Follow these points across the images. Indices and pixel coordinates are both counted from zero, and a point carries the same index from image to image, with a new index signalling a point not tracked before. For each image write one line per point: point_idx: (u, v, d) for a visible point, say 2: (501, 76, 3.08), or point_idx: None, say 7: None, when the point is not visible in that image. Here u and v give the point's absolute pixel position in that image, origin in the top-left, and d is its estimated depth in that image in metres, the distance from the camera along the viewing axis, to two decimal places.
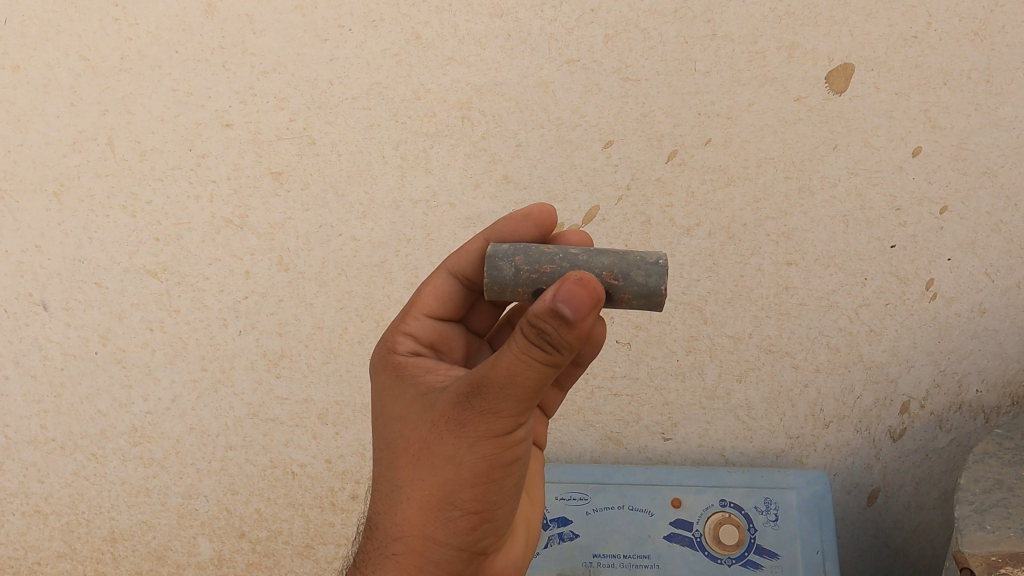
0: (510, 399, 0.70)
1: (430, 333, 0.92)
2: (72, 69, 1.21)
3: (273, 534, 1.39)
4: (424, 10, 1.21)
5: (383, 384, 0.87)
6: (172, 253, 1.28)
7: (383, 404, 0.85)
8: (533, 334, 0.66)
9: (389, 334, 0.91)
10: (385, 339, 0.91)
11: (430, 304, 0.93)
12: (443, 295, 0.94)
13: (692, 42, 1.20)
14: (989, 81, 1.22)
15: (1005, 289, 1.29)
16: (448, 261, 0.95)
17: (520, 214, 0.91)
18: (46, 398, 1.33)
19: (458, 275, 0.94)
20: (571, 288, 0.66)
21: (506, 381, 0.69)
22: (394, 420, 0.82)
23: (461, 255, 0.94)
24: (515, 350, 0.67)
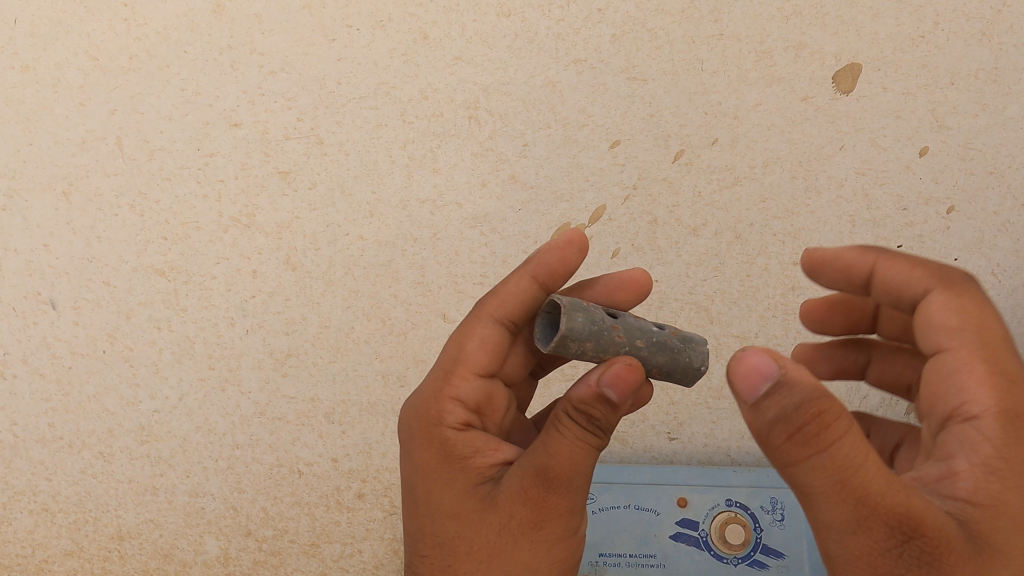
0: (573, 487, 0.76)
1: (478, 395, 0.89)
2: (81, 69, 1.23)
3: (279, 533, 1.37)
4: (432, 11, 1.23)
5: (428, 463, 0.84)
6: (180, 252, 1.28)
7: (432, 490, 0.82)
8: (587, 421, 0.74)
9: (434, 402, 0.87)
10: (428, 407, 0.86)
11: (480, 362, 0.90)
12: (491, 347, 0.91)
13: (697, 41, 1.22)
14: (996, 81, 1.22)
15: (1015, 290, 1.25)
16: (491, 307, 0.92)
17: (563, 241, 0.91)
18: (54, 396, 1.33)
19: (504, 327, 0.92)
20: (619, 373, 0.76)
21: (573, 475, 0.75)
22: (450, 518, 0.80)
23: (506, 301, 0.91)
24: (575, 442, 0.74)
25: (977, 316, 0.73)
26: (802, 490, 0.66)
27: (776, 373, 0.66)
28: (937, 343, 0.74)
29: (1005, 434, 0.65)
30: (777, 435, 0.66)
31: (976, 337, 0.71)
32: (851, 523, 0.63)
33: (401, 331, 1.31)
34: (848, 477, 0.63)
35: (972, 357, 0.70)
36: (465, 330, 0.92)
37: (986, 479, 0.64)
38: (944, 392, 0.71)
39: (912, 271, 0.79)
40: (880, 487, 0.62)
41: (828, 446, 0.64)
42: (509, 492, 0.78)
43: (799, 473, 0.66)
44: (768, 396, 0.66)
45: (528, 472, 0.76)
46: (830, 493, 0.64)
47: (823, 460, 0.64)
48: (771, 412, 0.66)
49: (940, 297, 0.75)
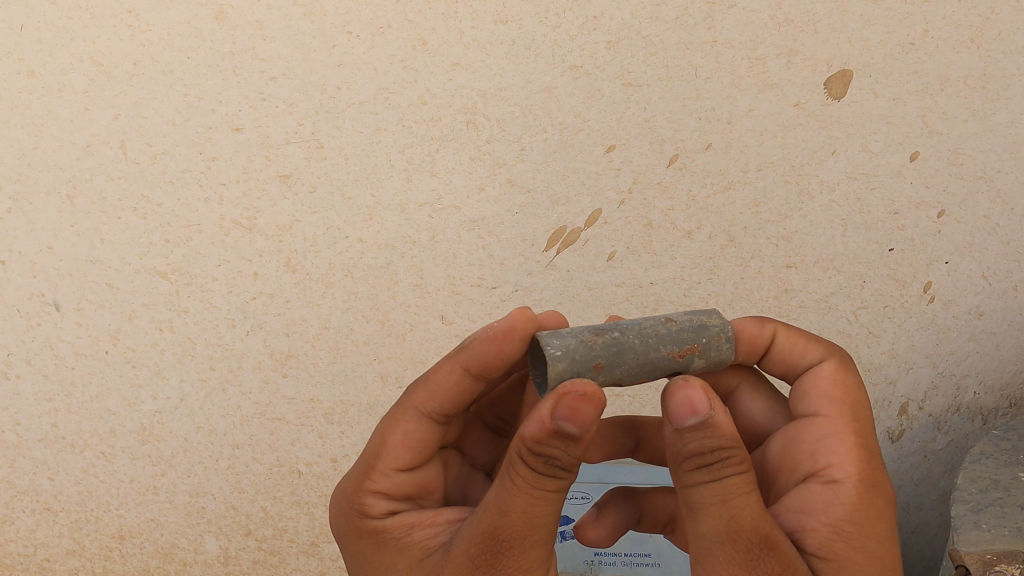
0: (531, 543, 0.68)
1: (406, 488, 0.83)
2: (85, 74, 1.23)
3: (279, 532, 1.43)
4: (430, 17, 1.23)
5: (366, 555, 0.81)
6: (182, 254, 1.30)
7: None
8: (537, 463, 0.67)
9: (354, 497, 0.82)
10: (350, 501, 0.82)
11: (402, 457, 0.83)
12: (417, 441, 0.84)
13: (693, 48, 1.22)
14: (986, 87, 1.24)
15: (1002, 292, 1.35)
16: (416, 397, 0.84)
17: (498, 332, 0.82)
18: (57, 396, 1.35)
19: (427, 412, 0.84)
20: (571, 405, 0.67)
21: (524, 526, 0.68)
22: None
23: (434, 394, 0.84)
24: (525, 491, 0.67)
25: (849, 394, 0.83)
26: (689, 507, 0.70)
27: (706, 411, 0.69)
28: (813, 407, 0.83)
29: (858, 500, 0.75)
30: (689, 461, 0.69)
31: (844, 414, 0.81)
32: (722, 537, 0.68)
33: (400, 332, 1.34)
34: (730, 499, 0.68)
35: (841, 428, 0.80)
36: (389, 420, 0.85)
37: (830, 535, 0.73)
38: (806, 450, 0.81)
39: (811, 352, 0.88)
40: (751, 519, 0.67)
41: (725, 476, 0.68)
42: (455, 560, 0.71)
43: (690, 493, 0.70)
44: (694, 430, 0.69)
45: (476, 533, 0.69)
46: (710, 509, 0.69)
47: (716, 484, 0.68)
48: (691, 445, 0.69)
49: (829, 370, 0.85)
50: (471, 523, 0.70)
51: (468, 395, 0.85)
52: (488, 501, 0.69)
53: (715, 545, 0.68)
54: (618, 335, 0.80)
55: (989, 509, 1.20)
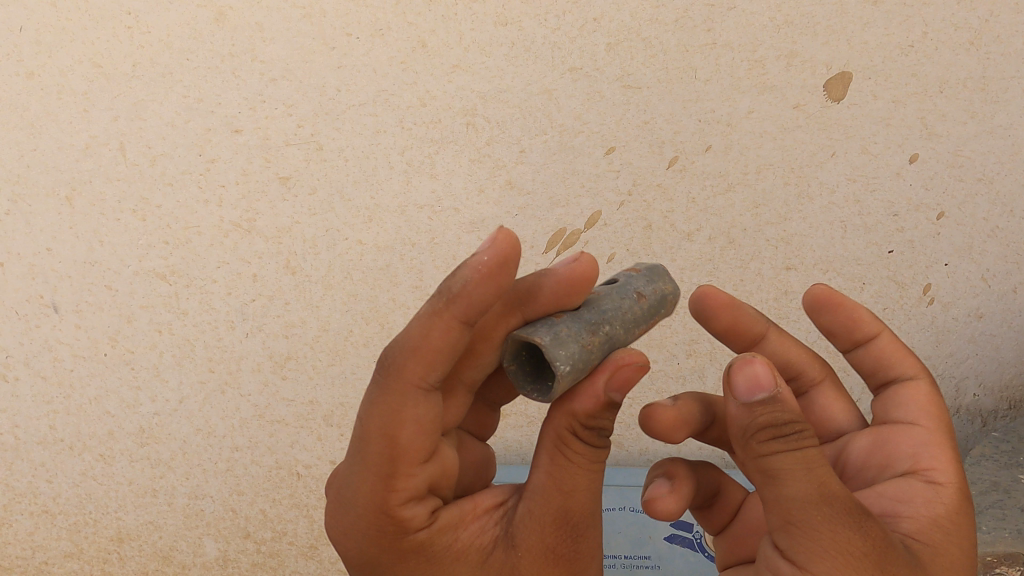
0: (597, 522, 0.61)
1: None
2: (85, 76, 1.23)
3: (278, 535, 1.42)
4: (429, 19, 1.23)
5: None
6: (181, 256, 1.30)
7: None
8: (592, 437, 0.60)
9: (379, 518, 0.58)
10: (373, 523, 0.58)
11: (426, 448, 0.58)
12: (434, 425, 0.58)
13: (692, 50, 1.22)
14: (985, 89, 1.24)
15: (1001, 294, 1.35)
16: (414, 369, 0.57)
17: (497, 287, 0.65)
18: (56, 399, 1.35)
19: None
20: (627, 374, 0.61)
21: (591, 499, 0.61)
22: None
23: None
24: (584, 466, 0.60)
25: (941, 401, 0.69)
26: (761, 472, 0.54)
27: (773, 387, 0.55)
28: (908, 417, 0.67)
29: (962, 502, 0.59)
30: (760, 434, 0.54)
31: (945, 426, 0.66)
32: (808, 504, 0.52)
33: None
34: (822, 468, 0.53)
35: (943, 441, 0.64)
36: (386, 406, 0.57)
37: (928, 524, 0.58)
38: (901, 455, 0.65)
39: (897, 354, 0.72)
40: (844, 487, 0.53)
41: (805, 449, 0.53)
42: (528, 551, 0.60)
43: (763, 462, 0.53)
44: (764, 405, 0.54)
45: (544, 519, 0.60)
46: (796, 475, 0.53)
47: (799, 455, 0.53)
48: (761, 420, 0.54)
49: (924, 387, 0.69)
50: (533, 512, 0.61)
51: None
52: (545, 484, 0.60)
53: (804, 514, 0.52)
54: (609, 330, 0.65)
55: (988, 511, 1.20)
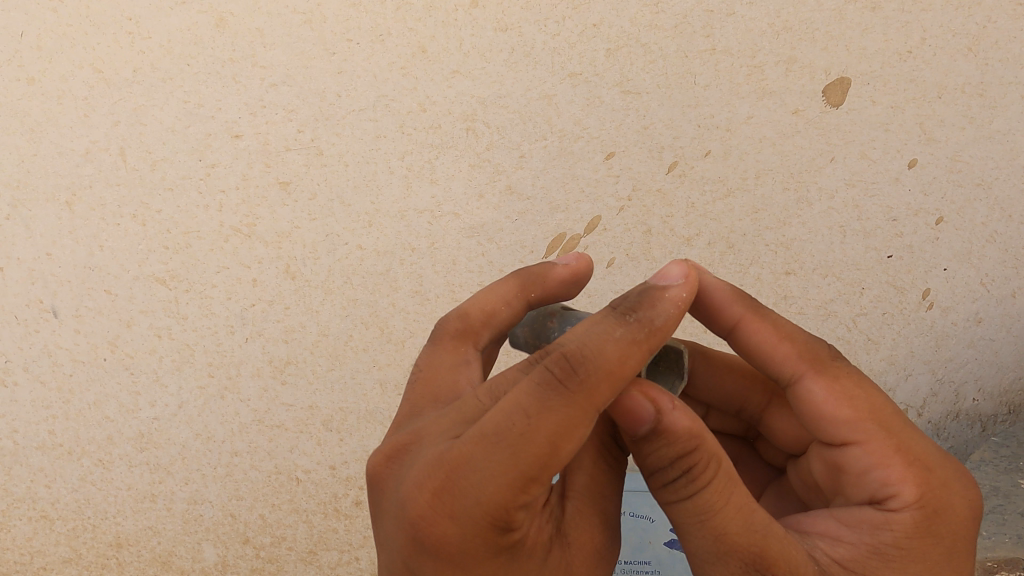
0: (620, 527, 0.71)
1: None
2: (86, 81, 1.24)
3: (277, 540, 1.40)
4: (430, 25, 1.24)
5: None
6: (181, 261, 1.30)
7: None
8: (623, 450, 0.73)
9: (500, 514, 0.55)
10: (491, 519, 0.56)
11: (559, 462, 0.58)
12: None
13: (692, 56, 1.23)
14: (983, 94, 1.25)
15: (1000, 298, 1.35)
16: (602, 391, 0.57)
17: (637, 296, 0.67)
18: (55, 403, 1.35)
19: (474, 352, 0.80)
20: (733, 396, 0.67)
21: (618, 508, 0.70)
22: None
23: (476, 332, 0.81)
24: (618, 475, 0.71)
25: (866, 402, 0.73)
26: (675, 528, 0.65)
27: (652, 417, 0.64)
28: (846, 433, 0.73)
29: (914, 526, 0.67)
30: (654, 478, 0.66)
31: (890, 433, 0.72)
32: (714, 556, 0.62)
33: (400, 339, 1.33)
34: (709, 518, 0.62)
35: (884, 451, 0.71)
36: (563, 414, 0.56)
37: (869, 557, 0.67)
38: (858, 479, 0.72)
39: (776, 346, 0.77)
40: (744, 535, 0.61)
41: (693, 491, 0.63)
42: (581, 551, 0.65)
43: (672, 512, 0.65)
44: (650, 440, 0.65)
45: (592, 519, 0.67)
46: (693, 529, 0.63)
47: (688, 504, 0.63)
48: (652, 457, 0.65)
49: (819, 387, 0.74)
50: (582, 511, 0.67)
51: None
52: (588, 487, 0.69)
53: (710, 564, 0.63)
54: None
55: (989, 516, 1.23)
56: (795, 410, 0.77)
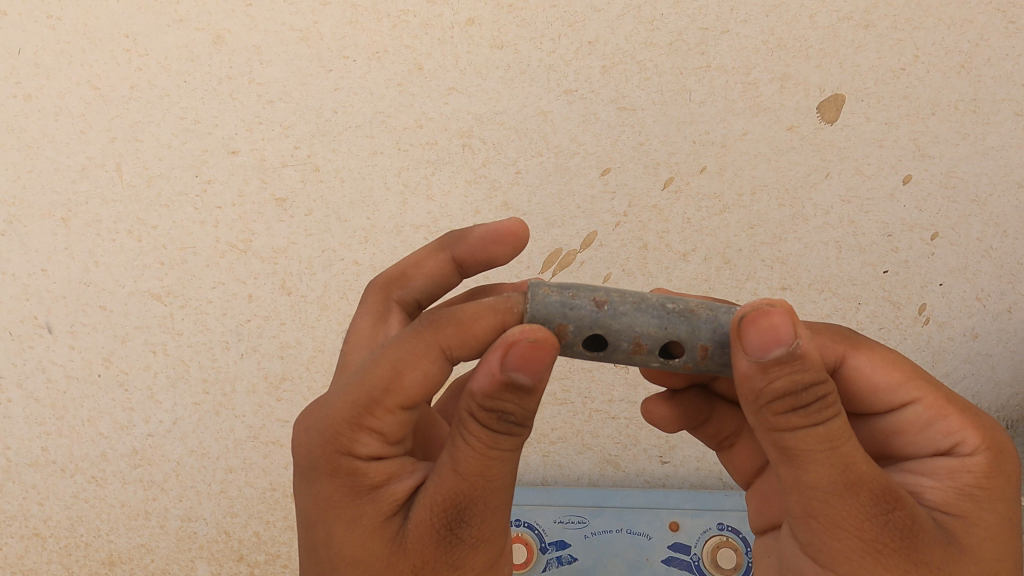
0: (488, 510, 0.70)
1: (403, 429, 0.72)
2: (82, 98, 1.24)
3: (271, 558, 1.40)
4: (426, 42, 1.24)
5: (330, 499, 0.71)
6: (176, 277, 1.30)
7: (328, 528, 0.71)
8: (489, 418, 0.67)
9: (343, 427, 0.70)
10: (336, 432, 0.70)
11: (412, 397, 0.70)
12: (434, 387, 0.71)
13: (687, 73, 1.24)
14: (976, 111, 1.26)
15: (997, 314, 1.34)
16: (446, 336, 0.71)
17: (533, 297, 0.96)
18: (48, 420, 1.34)
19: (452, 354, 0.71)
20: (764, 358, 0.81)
21: (487, 490, 0.69)
22: (353, 568, 0.70)
23: (468, 338, 0.71)
24: (480, 452, 0.67)
25: (905, 363, 0.80)
26: (789, 453, 0.68)
27: (791, 339, 0.66)
28: (901, 396, 0.79)
29: (987, 467, 0.73)
30: (781, 401, 0.67)
31: (931, 387, 0.79)
32: (841, 488, 0.66)
33: None
34: (839, 445, 0.66)
35: (939, 403, 0.78)
36: (409, 350, 0.70)
37: (958, 497, 0.72)
38: (920, 434, 0.78)
39: (809, 338, 0.82)
40: (870, 469, 0.66)
41: (826, 418, 0.66)
42: (416, 522, 0.69)
43: (789, 438, 0.67)
44: (783, 362, 0.66)
45: (439, 500, 0.68)
46: (817, 457, 0.66)
47: (821, 427, 0.66)
48: (778, 381, 0.66)
49: (864, 360, 0.81)
50: (433, 488, 0.69)
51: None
52: (446, 464, 0.69)
53: (836, 498, 0.66)
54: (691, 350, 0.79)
55: None
56: (849, 391, 0.82)
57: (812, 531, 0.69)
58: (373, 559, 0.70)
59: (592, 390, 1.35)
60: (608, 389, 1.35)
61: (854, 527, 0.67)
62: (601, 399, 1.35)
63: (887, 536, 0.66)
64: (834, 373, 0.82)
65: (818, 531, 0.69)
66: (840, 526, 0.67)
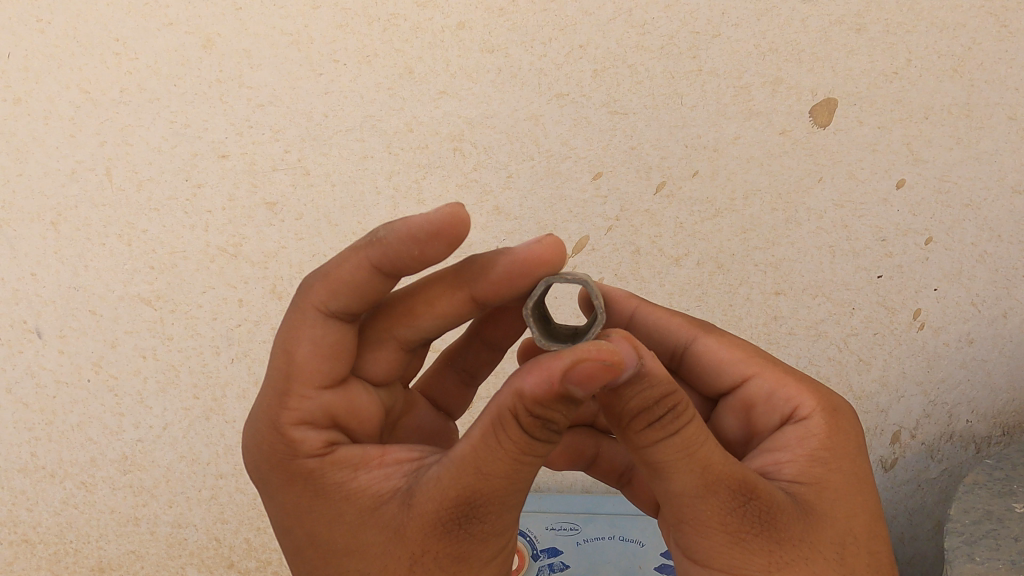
0: (506, 509, 0.62)
1: (331, 411, 0.71)
2: (72, 102, 1.24)
3: (262, 564, 1.41)
4: (417, 46, 1.23)
5: (299, 505, 0.66)
6: (167, 281, 1.29)
7: (310, 524, 0.66)
8: (535, 422, 0.60)
9: (273, 435, 0.68)
10: (271, 443, 0.68)
11: (321, 372, 0.70)
12: (330, 348, 0.71)
13: (679, 77, 1.23)
14: (969, 116, 1.25)
15: (991, 319, 1.33)
16: (315, 295, 0.70)
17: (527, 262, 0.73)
18: (37, 425, 1.33)
19: (330, 311, 0.70)
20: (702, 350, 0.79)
21: (509, 489, 0.62)
22: (348, 555, 0.64)
23: (337, 290, 0.70)
24: (510, 456, 0.61)
25: (745, 346, 0.84)
26: (652, 466, 0.63)
27: (636, 364, 0.61)
28: (740, 373, 0.82)
29: (827, 427, 0.73)
30: (637, 421, 0.63)
31: (760, 362, 0.81)
32: (698, 492, 0.62)
33: None
34: (697, 450, 0.62)
35: (775, 373, 0.80)
36: (289, 329, 0.70)
37: (809, 463, 0.69)
38: (765, 408, 0.78)
39: (670, 320, 0.86)
40: (723, 465, 0.62)
41: (680, 427, 0.62)
42: (421, 512, 0.62)
43: (651, 454, 0.63)
44: (630, 385, 0.62)
45: (450, 494, 0.61)
46: (677, 467, 0.62)
47: (675, 439, 0.62)
48: (633, 401, 0.62)
49: (713, 342, 0.84)
50: (441, 479, 0.62)
51: (378, 294, 0.72)
52: (463, 459, 0.61)
53: (696, 501, 0.62)
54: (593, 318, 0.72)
55: (981, 541, 1.14)
56: (698, 371, 0.85)
57: (682, 536, 0.65)
58: (366, 549, 0.64)
59: None
60: None
61: (713, 523, 0.62)
62: None
63: (745, 527, 0.62)
64: (685, 356, 0.86)
65: (690, 534, 0.64)
66: (698, 532, 0.63)
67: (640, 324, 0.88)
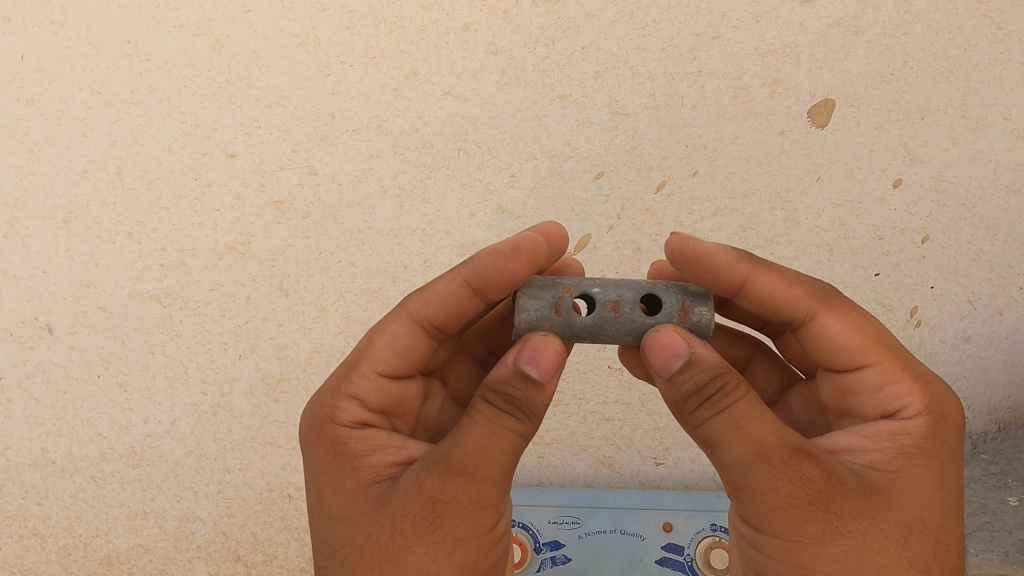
0: (483, 481, 0.73)
1: (381, 396, 0.87)
2: (84, 102, 1.27)
3: (269, 558, 1.39)
4: (422, 48, 1.26)
5: (321, 465, 0.81)
6: (176, 279, 1.32)
7: (318, 484, 0.80)
8: (500, 403, 0.75)
9: (330, 397, 0.85)
10: (323, 404, 0.85)
11: (387, 362, 0.88)
12: (403, 348, 0.88)
13: (679, 79, 1.25)
14: (964, 116, 1.28)
15: (987, 317, 1.35)
16: (412, 303, 0.88)
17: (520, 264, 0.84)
18: (48, 420, 1.35)
19: (420, 320, 0.88)
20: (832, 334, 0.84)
21: (482, 461, 0.73)
22: (339, 521, 0.77)
23: (431, 300, 0.87)
24: (485, 428, 0.74)
25: (872, 328, 0.82)
26: (708, 443, 0.75)
27: (546, 369, 0.76)
28: (858, 359, 0.82)
29: (927, 428, 0.76)
30: (690, 403, 0.75)
31: (883, 353, 0.81)
32: (753, 460, 0.72)
33: None
34: (746, 425, 0.72)
35: (892, 370, 0.80)
36: (382, 322, 0.89)
37: (892, 455, 0.76)
38: (870, 398, 0.82)
39: (787, 291, 0.85)
40: (774, 438, 0.72)
41: (727, 405, 0.73)
42: (406, 484, 0.75)
43: (704, 432, 0.75)
44: (681, 371, 0.76)
45: (433, 460, 0.74)
46: (729, 439, 0.73)
47: (722, 416, 0.73)
48: (685, 386, 0.76)
49: (833, 322, 0.83)
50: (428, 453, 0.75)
51: (463, 311, 0.88)
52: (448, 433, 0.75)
53: (748, 468, 0.72)
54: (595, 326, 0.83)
55: (975, 534, 1.19)
56: (811, 347, 0.85)
57: (740, 504, 0.74)
58: (354, 518, 0.76)
59: (586, 391, 1.37)
60: (602, 391, 1.37)
61: (768, 491, 0.71)
62: (594, 400, 1.37)
63: (800, 493, 0.70)
64: (799, 328, 0.86)
65: (744, 502, 0.73)
66: (757, 499, 0.72)
67: (749, 293, 0.86)
